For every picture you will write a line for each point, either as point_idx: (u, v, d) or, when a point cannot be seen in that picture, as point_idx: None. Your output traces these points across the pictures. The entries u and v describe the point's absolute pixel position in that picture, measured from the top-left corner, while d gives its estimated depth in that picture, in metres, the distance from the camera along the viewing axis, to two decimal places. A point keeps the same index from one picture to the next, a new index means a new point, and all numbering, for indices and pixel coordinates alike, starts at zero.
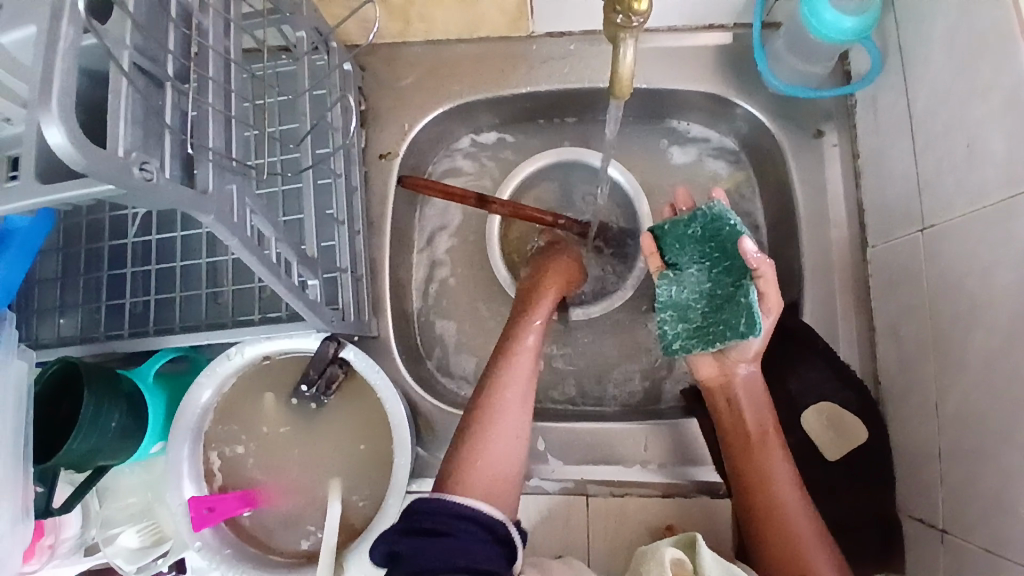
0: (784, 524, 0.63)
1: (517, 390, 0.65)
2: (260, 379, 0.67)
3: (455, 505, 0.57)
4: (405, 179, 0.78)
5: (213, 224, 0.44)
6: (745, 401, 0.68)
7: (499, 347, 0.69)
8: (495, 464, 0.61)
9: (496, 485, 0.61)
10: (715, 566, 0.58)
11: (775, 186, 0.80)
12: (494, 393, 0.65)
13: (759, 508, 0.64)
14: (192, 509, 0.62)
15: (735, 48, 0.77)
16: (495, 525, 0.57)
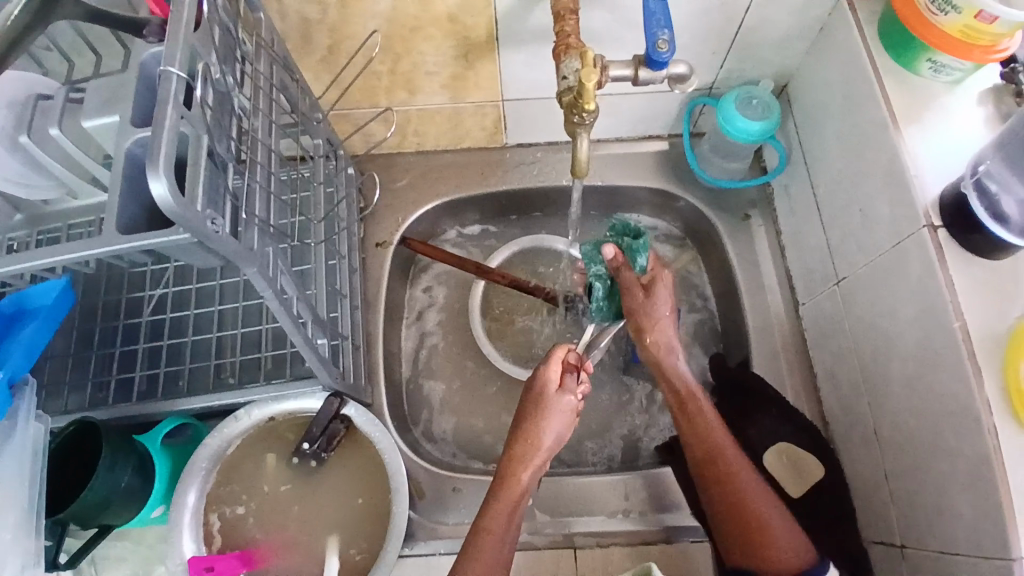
0: (747, 503, 0.68)
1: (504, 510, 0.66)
2: (264, 441, 0.72)
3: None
4: (407, 240, 0.92)
5: (254, 275, 0.54)
6: (684, 373, 0.76)
7: (496, 471, 0.68)
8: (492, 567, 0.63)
9: None
10: None
11: (717, 262, 0.93)
12: (490, 512, 0.66)
13: (721, 481, 0.70)
14: (192, 567, 0.64)
15: (672, 152, 0.94)
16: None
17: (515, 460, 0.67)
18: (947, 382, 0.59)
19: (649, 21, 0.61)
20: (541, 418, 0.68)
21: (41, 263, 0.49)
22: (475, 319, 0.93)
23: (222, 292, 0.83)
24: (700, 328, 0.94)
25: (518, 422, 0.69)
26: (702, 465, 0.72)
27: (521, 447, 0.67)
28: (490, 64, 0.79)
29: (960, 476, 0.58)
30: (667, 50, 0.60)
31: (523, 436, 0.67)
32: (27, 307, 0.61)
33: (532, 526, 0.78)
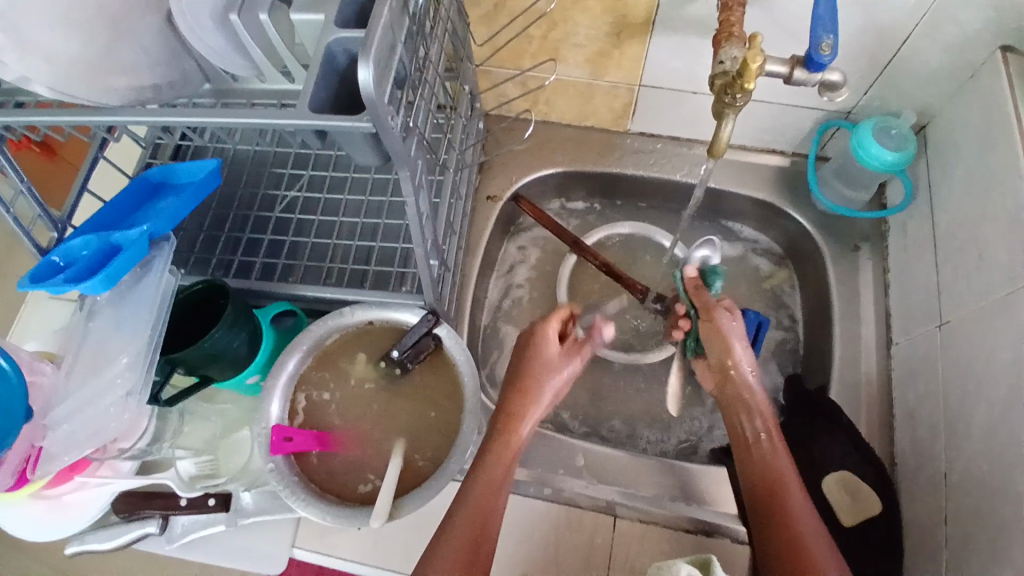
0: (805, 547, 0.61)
1: (501, 455, 0.67)
2: (358, 341, 0.78)
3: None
4: (518, 199, 0.97)
5: (404, 180, 0.59)
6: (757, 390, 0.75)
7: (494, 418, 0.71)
8: (473, 516, 0.62)
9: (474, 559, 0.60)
10: None
11: (814, 287, 0.93)
12: (482, 454, 0.68)
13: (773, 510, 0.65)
14: (274, 434, 0.70)
15: (791, 171, 0.95)
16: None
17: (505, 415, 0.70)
18: None
19: (816, 24, 0.63)
20: (538, 369, 0.72)
21: (231, 119, 0.54)
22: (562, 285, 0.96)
23: (345, 207, 0.90)
24: (781, 347, 0.94)
25: (516, 371, 0.74)
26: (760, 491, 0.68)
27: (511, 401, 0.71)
28: (639, 47, 0.83)
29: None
30: (829, 53, 0.62)
31: (515, 389, 0.72)
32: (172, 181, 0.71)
33: (581, 487, 0.81)
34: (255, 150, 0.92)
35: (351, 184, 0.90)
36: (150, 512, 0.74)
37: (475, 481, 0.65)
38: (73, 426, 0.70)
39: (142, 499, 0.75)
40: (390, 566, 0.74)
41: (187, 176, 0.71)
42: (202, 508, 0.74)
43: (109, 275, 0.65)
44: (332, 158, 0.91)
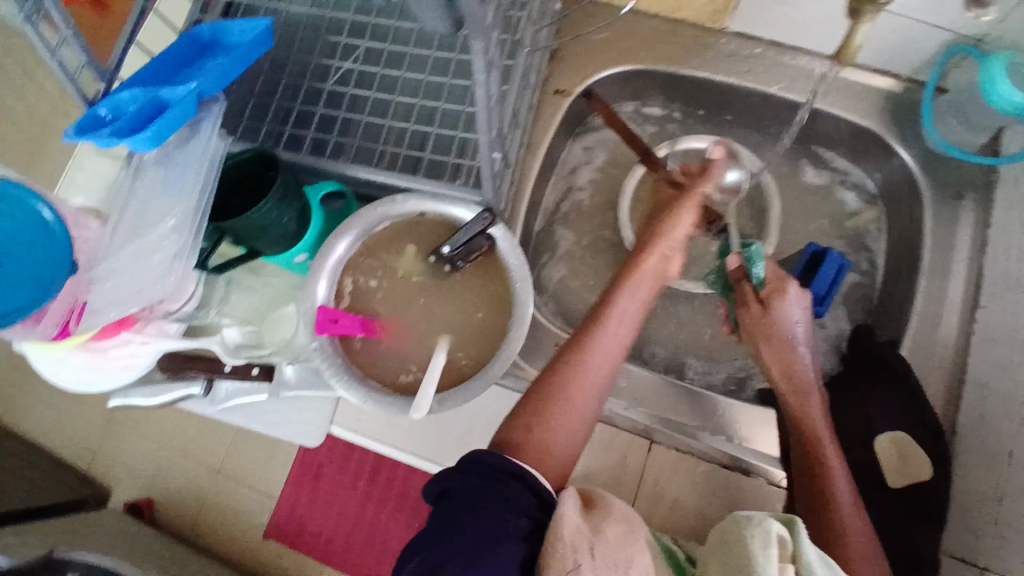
0: (842, 518, 0.63)
1: (611, 355, 0.66)
2: (409, 232, 0.74)
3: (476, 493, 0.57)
4: (588, 96, 0.87)
5: (477, 56, 0.53)
6: (801, 364, 0.70)
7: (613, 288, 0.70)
8: (561, 423, 0.63)
9: (553, 462, 0.62)
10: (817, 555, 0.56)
11: (903, 232, 0.86)
12: (589, 344, 0.66)
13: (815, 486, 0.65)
14: (319, 314, 0.69)
15: (903, 98, 0.84)
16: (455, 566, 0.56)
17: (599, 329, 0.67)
18: None
19: None
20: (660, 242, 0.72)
21: None
22: (622, 197, 0.89)
23: (403, 85, 0.83)
24: (851, 292, 0.89)
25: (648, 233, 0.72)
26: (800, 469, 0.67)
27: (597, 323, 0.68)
28: None
29: None
30: None
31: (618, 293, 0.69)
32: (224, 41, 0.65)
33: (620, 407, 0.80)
34: (310, 10, 0.84)
35: (410, 59, 0.82)
36: (196, 374, 0.76)
37: (575, 379, 0.65)
38: (117, 284, 0.68)
39: (188, 363, 0.77)
40: (423, 456, 0.75)
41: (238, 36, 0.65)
42: (248, 376, 0.76)
43: (158, 133, 0.61)
44: (393, 28, 0.83)
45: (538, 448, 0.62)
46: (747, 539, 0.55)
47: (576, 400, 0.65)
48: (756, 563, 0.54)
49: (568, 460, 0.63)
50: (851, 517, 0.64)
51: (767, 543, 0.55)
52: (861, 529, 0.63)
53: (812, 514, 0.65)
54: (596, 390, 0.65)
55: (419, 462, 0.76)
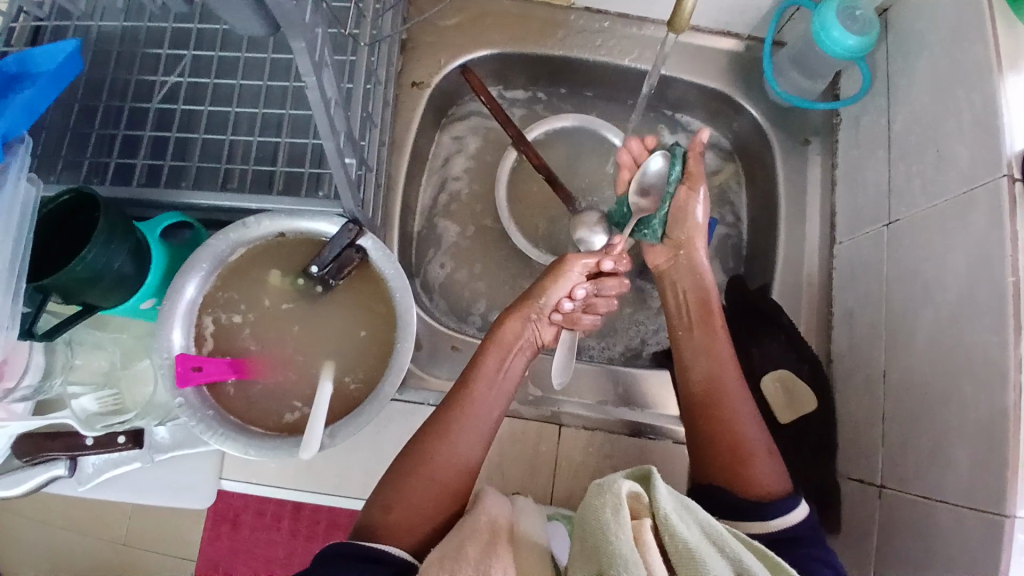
0: (749, 458, 0.67)
1: (490, 377, 0.69)
2: (270, 255, 0.68)
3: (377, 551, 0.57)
4: (466, 71, 0.85)
5: (300, 57, 0.46)
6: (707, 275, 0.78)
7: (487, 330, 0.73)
8: (451, 453, 0.65)
9: (449, 486, 0.64)
10: (671, 500, 0.56)
11: (762, 184, 0.90)
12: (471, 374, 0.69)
13: (709, 419, 0.70)
14: (179, 365, 0.62)
15: (746, 58, 0.88)
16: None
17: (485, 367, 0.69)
18: (980, 337, 0.58)
19: None
20: (547, 280, 0.74)
21: None
22: (498, 183, 0.87)
23: (241, 95, 0.75)
24: (725, 246, 0.92)
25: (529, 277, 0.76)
26: (697, 395, 0.72)
27: (488, 355, 0.70)
28: None
29: (966, 427, 0.58)
30: None
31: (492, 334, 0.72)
32: (30, 71, 0.55)
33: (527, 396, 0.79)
34: (123, 21, 0.74)
35: (245, 67, 0.75)
36: (50, 455, 0.67)
37: (454, 403, 0.68)
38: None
39: (47, 441, 0.68)
40: (325, 490, 0.72)
41: (52, 63, 0.56)
42: (114, 447, 0.68)
43: None
44: (219, 33, 0.75)
45: (437, 468, 0.64)
46: (599, 506, 0.54)
47: (469, 424, 0.67)
48: (608, 527, 0.52)
49: (464, 483, 0.65)
50: (759, 461, 0.67)
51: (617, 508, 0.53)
52: (774, 470, 0.66)
53: (716, 461, 0.68)
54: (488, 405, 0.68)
55: (322, 497, 0.72)
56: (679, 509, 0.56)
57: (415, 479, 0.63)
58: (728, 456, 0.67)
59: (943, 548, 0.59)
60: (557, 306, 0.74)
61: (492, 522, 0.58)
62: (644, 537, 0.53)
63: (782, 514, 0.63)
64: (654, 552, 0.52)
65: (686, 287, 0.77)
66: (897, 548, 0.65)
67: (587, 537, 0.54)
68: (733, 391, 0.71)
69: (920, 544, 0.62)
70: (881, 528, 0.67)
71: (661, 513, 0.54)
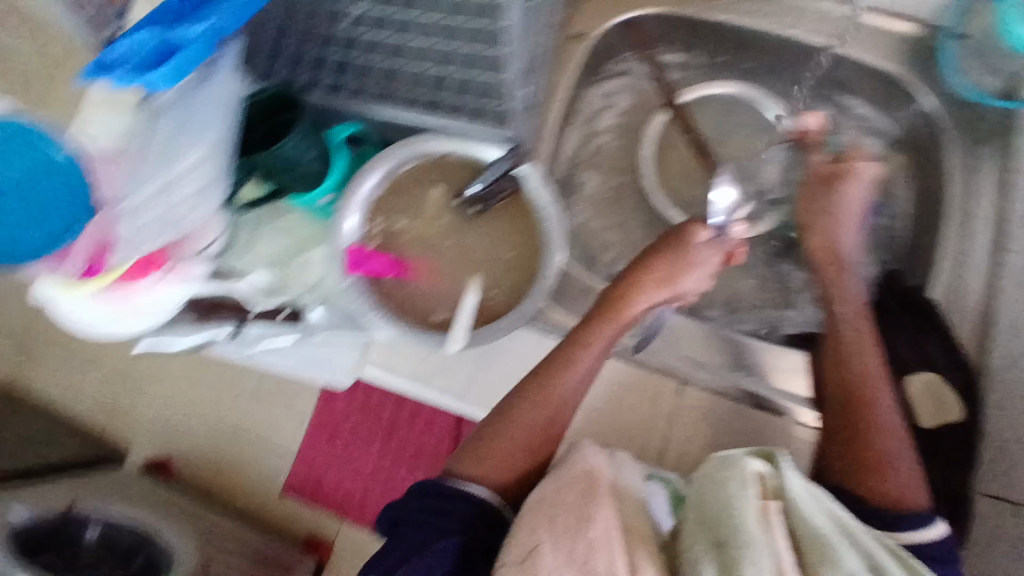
0: (882, 468, 0.67)
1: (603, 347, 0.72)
2: (437, 173, 0.75)
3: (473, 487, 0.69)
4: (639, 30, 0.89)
5: None
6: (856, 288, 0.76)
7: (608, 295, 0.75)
8: (553, 406, 0.71)
9: (531, 433, 0.71)
10: (805, 488, 0.60)
11: (923, 178, 0.86)
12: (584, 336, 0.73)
13: (854, 416, 0.69)
14: (351, 253, 0.70)
15: (927, 44, 0.84)
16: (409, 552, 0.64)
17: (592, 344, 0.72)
18: None
19: None
20: (679, 264, 0.74)
21: None
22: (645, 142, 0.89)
23: None
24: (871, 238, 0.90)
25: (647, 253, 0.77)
26: (839, 397, 0.71)
27: (604, 326, 0.73)
28: None
29: None
30: None
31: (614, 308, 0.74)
32: None
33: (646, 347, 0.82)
34: None
35: None
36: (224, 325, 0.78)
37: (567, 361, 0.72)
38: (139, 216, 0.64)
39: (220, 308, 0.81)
40: (452, 394, 0.79)
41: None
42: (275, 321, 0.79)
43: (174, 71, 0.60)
44: None
45: (530, 417, 0.71)
46: (726, 478, 0.60)
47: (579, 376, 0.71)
48: (733, 503, 0.58)
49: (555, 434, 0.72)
50: (895, 475, 0.67)
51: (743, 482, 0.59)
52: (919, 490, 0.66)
53: (841, 460, 0.69)
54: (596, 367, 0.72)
55: (448, 401, 0.80)
56: (814, 498, 0.59)
57: (511, 425, 0.71)
58: (859, 459, 0.68)
59: None
60: (687, 293, 0.76)
61: (588, 472, 0.65)
62: (771, 517, 0.57)
63: (915, 530, 0.64)
64: (779, 532, 0.56)
65: (851, 288, 0.76)
66: None
67: (703, 496, 0.61)
68: (880, 395, 0.70)
69: None
70: None
71: (792, 496, 0.59)
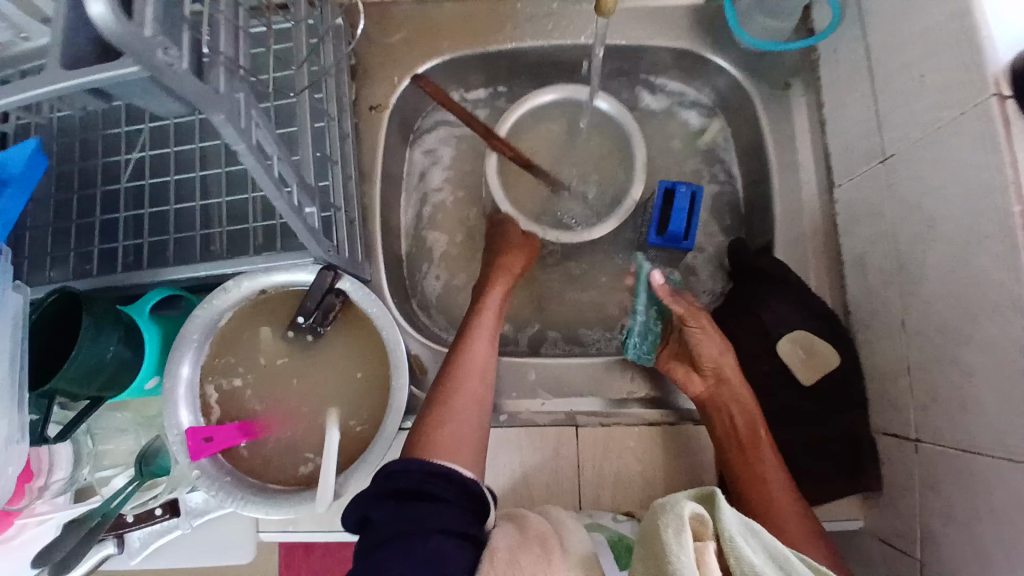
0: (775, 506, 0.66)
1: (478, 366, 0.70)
2: (258, 313, 0.69)
3: (431, 464, 0.61)
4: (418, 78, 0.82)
5: (222, 126, 0.47)
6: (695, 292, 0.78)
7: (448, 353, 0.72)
8: (467, 409, 0.67)
9: (464, 445, 0.65)
10: (737, 523, 0.53)
11: (749, 137, 0.85)
12: (453, 379, 0.69)
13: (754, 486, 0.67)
14: (189, 439, 0.63)
15: (708, 10, 0.83)
16: (465, 482, 0.61)
17: (460, 400, 0.68)
18: (995, 271, 0.53)
19: None
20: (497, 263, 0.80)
21: None
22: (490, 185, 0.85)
23: (204, 158, 0.75)
24: (721, 210, 0.89)
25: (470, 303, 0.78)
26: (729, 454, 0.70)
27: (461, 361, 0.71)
28: None
29: (993, 368, 0.54)
30: None
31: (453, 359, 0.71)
32: None
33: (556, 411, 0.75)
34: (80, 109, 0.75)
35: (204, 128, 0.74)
36: (101, 539, 0.68)
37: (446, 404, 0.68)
38: None
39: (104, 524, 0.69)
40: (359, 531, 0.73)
41: None
42: (154, 519, 0.70)
43: None
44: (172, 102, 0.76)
45: (444, 438, 0.65)
46: (659, 527, 0.51)
47: (470, 399, 0.68)
48: (673, 554, 0.49)
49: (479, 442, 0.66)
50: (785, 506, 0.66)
51: (679, 531, 0.50)
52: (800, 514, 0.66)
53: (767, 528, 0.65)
54: (473, 397, 0.68)
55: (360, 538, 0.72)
56: (745, 532, 0.53)
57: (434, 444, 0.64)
58: (773, 516, 0.66)
59: (984, 496, 0.55)
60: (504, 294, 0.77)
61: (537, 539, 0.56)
62: (707, 561, 0.50)
63: None
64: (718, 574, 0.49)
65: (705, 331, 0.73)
66: (944, 505, 0.61)
67: (648, 550, 0.52)
68: (752, 422, 0.70)
69: (963, 495, 0.58)
70: (924, 482, 0.63)
71: (727, 538, 0.51)
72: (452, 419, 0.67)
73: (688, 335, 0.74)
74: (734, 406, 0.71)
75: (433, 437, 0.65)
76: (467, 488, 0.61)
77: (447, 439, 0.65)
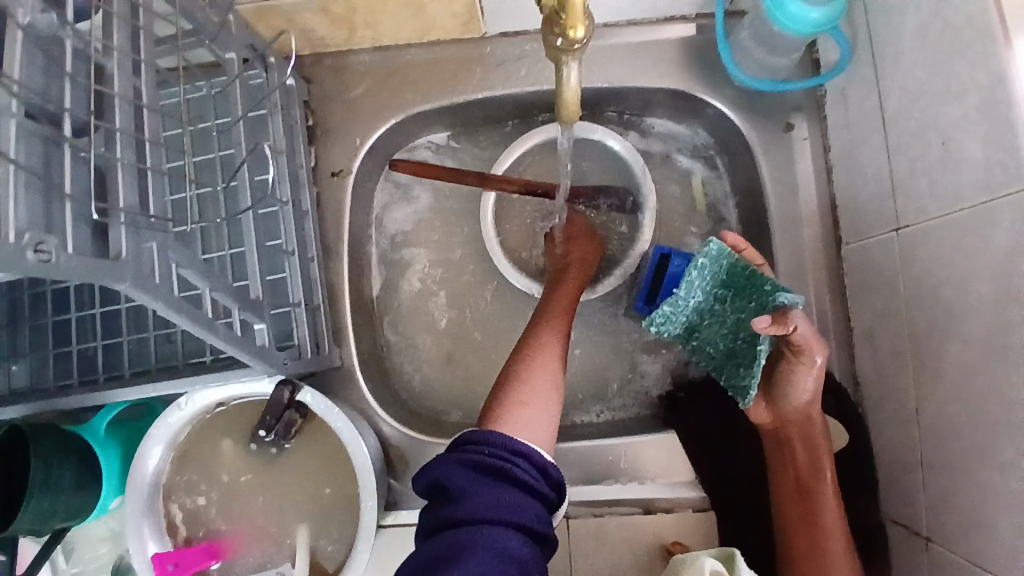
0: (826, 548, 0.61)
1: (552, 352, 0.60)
2: (218, 424, 0.64)
3: (512, 441, 0.51)
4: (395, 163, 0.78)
5: (132, 291, 0.40)
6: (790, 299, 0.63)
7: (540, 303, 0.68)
8: (544, 394, 0.56)
9: (541, 438, 0.53)
10: None
11: (748, 183, 0.78)
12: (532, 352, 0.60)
13: (807, 533, 0.61)
14: (156, 566, 0.59)
15: (699, 41, 0.74)
16: (547, 468, 0.51)
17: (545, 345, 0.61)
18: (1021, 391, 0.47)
19: None
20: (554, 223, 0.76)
21: None
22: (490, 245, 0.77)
23: None
24: None
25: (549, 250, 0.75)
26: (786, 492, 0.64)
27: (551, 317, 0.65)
28: None
29: (1016, 497, 0.49)
30: None
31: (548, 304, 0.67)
32: None
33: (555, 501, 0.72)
34: None
35: None
36: None
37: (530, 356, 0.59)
38: None
39: None
40: None
41: None
42: None
43: None
44: None
45: (525, 396, 0.55)
46: None
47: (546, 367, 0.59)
48: None
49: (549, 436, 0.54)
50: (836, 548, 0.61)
51: None
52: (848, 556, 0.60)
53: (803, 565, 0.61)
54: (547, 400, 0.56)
55: None
56: None
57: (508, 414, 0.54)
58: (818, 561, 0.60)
59: None
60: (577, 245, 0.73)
61: None
62: None
63: None
64: None
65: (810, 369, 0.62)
66: None
67: None
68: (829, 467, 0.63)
69: None
70: None
71: None
72: (528, 398, 0.55)
73: (789, 366, 0.63)
74: (812, 450, 0.63)
75: (508, 420, 0.53)
76: (549, 476, 0.51)
77: (539, 388, 0.56)
